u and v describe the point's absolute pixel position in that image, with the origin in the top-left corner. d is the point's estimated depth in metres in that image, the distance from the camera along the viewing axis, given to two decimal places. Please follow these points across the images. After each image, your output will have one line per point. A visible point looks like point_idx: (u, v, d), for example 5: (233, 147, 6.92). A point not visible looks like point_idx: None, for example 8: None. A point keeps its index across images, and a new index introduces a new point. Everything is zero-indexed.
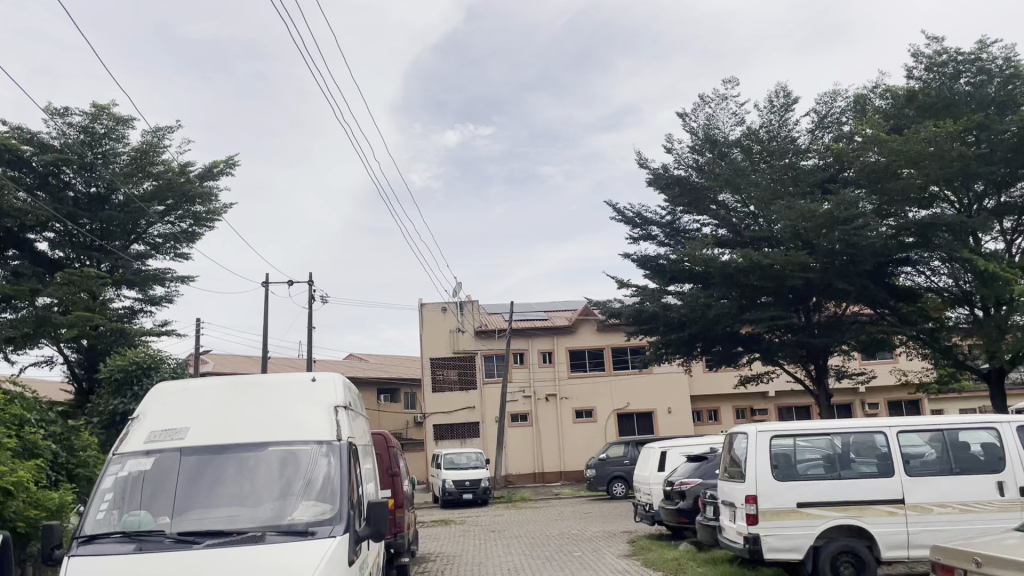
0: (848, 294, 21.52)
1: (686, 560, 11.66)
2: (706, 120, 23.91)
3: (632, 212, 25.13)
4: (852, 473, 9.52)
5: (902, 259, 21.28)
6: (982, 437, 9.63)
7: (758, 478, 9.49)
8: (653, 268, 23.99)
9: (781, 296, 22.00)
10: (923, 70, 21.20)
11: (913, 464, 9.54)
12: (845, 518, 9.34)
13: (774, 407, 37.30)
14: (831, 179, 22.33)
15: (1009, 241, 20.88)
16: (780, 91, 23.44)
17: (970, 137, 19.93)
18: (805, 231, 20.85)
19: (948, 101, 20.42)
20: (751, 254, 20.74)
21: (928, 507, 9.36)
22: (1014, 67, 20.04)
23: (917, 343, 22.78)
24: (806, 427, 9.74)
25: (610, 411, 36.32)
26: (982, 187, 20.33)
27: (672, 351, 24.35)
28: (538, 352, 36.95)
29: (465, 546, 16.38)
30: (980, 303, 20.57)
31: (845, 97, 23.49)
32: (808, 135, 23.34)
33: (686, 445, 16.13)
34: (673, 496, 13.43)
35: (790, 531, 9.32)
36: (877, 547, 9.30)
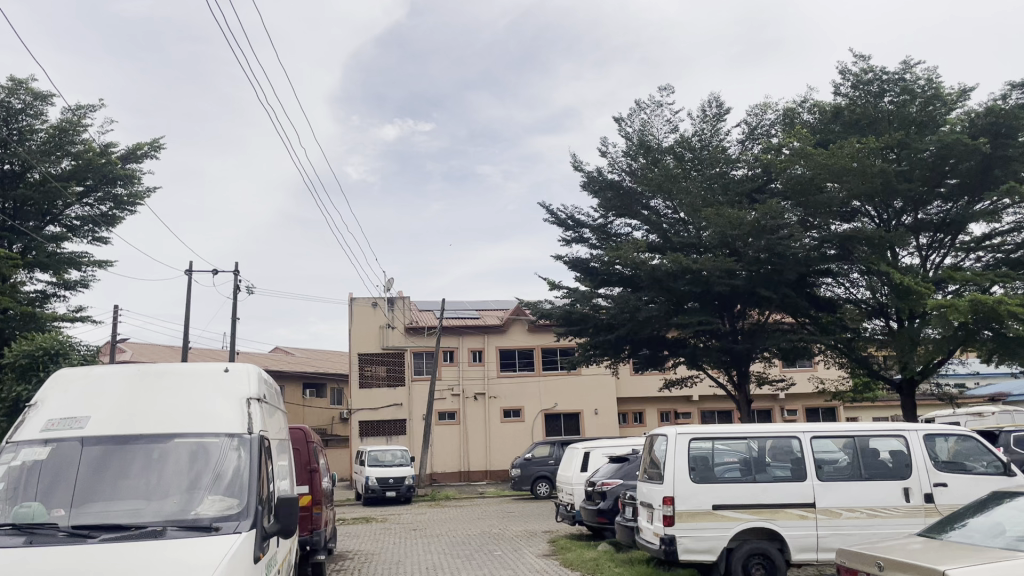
0: (771, 301, 22.04)
1: (603, 560, 11.74)
2: (641, 126, 24.19)
3: (565, 214, 25.22)
4: (767, 476, 9.72)
5: (823, 271, 21.91)
6: (891, 445, 9.95)
7: (676, 480, 9.60)
8: (584, 270, 24.09)
9: (707, 302, 22.36)
10: (850, 87, 22.02)
11: (825, 469, 9.80)
12: (758, 521, 9.51)
13: (697, 411, 37.99)
14: (759, 190, 22.92)
15: (924, 257, 21.67)
16: (713, 101, 23.92)
17: (891, 155, 20.69)
18: (733, 238, 21.30)
19: (872, 117, 21.15)
20: (681, 258, 21.02)
21: (837, 511, 9.61)
22: (935, 88, 20.90)
23: (835, 353, 23.47)
24: (724, 430, 9.91)
25: (538, 411, 36.50)
26: (901, 204, 21.12)
27: (600, 354, 24.50)
28: (468, 350, 36.85)
29: (383, 544, 16.21)
30: (895, 316, 21.34)
31: (775, 111, 24.14)
32: (738, 145, 23.90)
33: (609, 446, 16.28)
34: (594, 496, 13.52)
35: (706, 533, 9.44)
36: (789, 550, 9.50)
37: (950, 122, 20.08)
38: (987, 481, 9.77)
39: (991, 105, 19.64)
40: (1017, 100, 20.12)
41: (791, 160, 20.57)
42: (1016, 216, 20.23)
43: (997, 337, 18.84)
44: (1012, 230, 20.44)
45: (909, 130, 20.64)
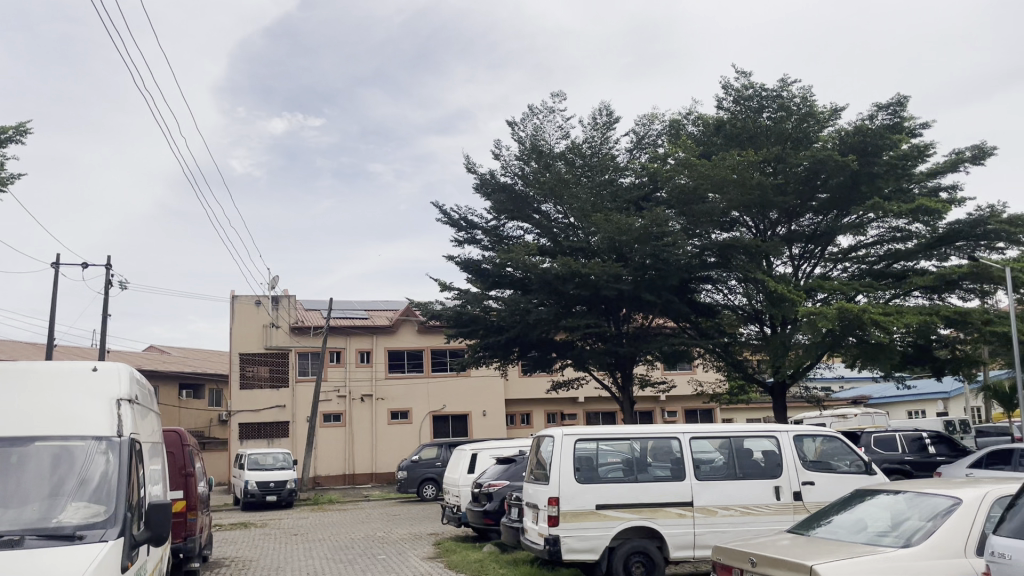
0: (655, 306, 22.66)
1: (488, 562, 11.79)
2: (533, 131, 24.46)
3: (457, 214, 25.17)
4: (648, 476, 9.98)
5: (703, 277, 22.73)
6: (763, 445, 10.40)
7: (561, 481, 9.73)
8: (475, 272, 24.13)
9: (594, 305, 22.80)
10: (731, 101, 23.01)
11: (703, 469, 10.15)
12: (639, 520, 9.76)
13: (583, 412, 38.69)
14: (646, 197, 23.50)
15: (796, 266, 22.84)
16: (604, 109, 24.46)
17: (768, 168, 21.71)
18: (620, 244, 21.79)
19: (752, 132, 22.18)
20: (571, 262, 21.32)
21: (713, 509, 9.97)
22: (809, 106, 22.11)
23: (713, 356, 24.43)
24: (608, 431, 10.11)
25: (426, 412, 36.29)
26: (776, 215, 22.21)
27: (489, 355, 24.59)
28: (356, 351, 36.19)
29: (261, 549, 15.71)
30: (768, 322, 22.58)
31: (662, 121, 24.96)
32: (626, 153, 24.54)
33: (496, 447, 16.36)
34: (480, 498, 13.54)
35: (589, 532, 9.61)
36: (667, 547, 9.80)
37: (823, 140, 21.29)
38: (850, 479, 10.37)
39: (858, 124, 20.95)
40: (883, 121, 21.51)
41: (676, 170, 21.31)
42: (878, 229, 21.65)
43: (860, 344, 20.03)
44: (875, 243, 21.86)
45: (785, 145, 21.74)
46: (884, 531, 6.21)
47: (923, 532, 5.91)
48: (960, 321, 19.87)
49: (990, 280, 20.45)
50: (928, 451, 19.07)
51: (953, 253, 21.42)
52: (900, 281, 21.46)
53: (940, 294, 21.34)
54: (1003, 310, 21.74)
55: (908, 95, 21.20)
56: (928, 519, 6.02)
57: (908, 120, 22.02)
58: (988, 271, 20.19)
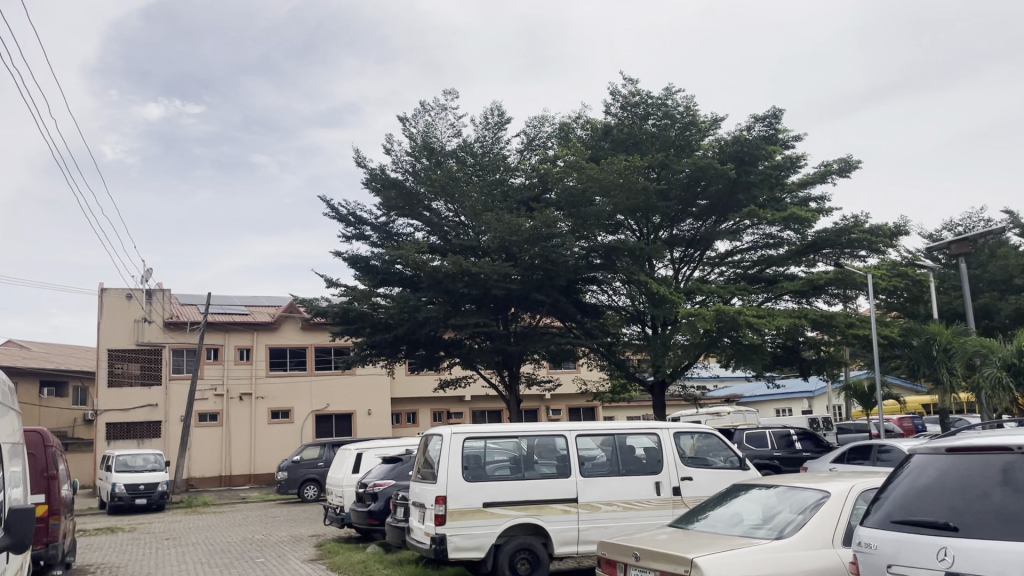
0: (542, 305, 22.95)
1: (372, 562, 11.63)
2: (425, 128, 24.30)
3: (346, 209, 24.69)
4: (534, 473, 10.10)
5: (590, 279, 23.20)
6: (644, 442, 10.71)
7: (448, 479, 9.70)
8: (363, 268, 23.77)
9: (483, 304, 22.85)
10: (619, 107, 23.63)
11: (586, 466, 10.35)
12: (525, 517, 9.85)
13: (469, 411, 38.78)
14: (536, 198, 23.68)
15: (678, 269, 23.64)
16: (496, 109, 24.60)
17: (652, 173, 22.38)
18: (510, 244, 21.91)
19: (638, 137, 22.84)
20: (461, 261, 21.28)
21: (597, 505, 10.18)
22: (691, 115, 22.98)
23: (597, 356, 25.01)
24: (495, 429, 10.16)
25: (308, 411, 35.45)
26: (659, 220, 22.94)
27: (376, 353, 24.28)
28: (235, 348, 34.90)
29: (130, 555, 14.94)
30: (650, 323, 23.33)
31: (552, 124, 25.36)
32: (517, 154, 24.74)
33: (382, 446, 16.16)
34: (365, 498, 13.34)
35: (475, 530, 9.63)
36: (552, 543, 9.94)
37: (704, 148, 22.16)
38: (725, 474, 10.80)
39: (737, 134, 21.94)
40: (759, 132, 22.55)
41: (565, 172, 21.73)
42: (753, 236, 22.70)
43: (735, 344, 20.95)
44: (751, 248, 22.90)
45: (669, 151, 22.52)
46: (757, 524, 6.50)
47: (795, 524, 6.22)
48: (825, 324, 21.12)
49: (852, 286, 21.85)
50: (795, 447, 20.14)
51: (821, 259, 22.74)
52: (772, 285, 22.62)
53: (808, 299, 22.56)
54: (863, 314, 23.21)
55: (783, 108, 22.36)
56: (799, 512, 6.36)
57: (782, 133, 23.22)
58: (851, 277, 21.54)
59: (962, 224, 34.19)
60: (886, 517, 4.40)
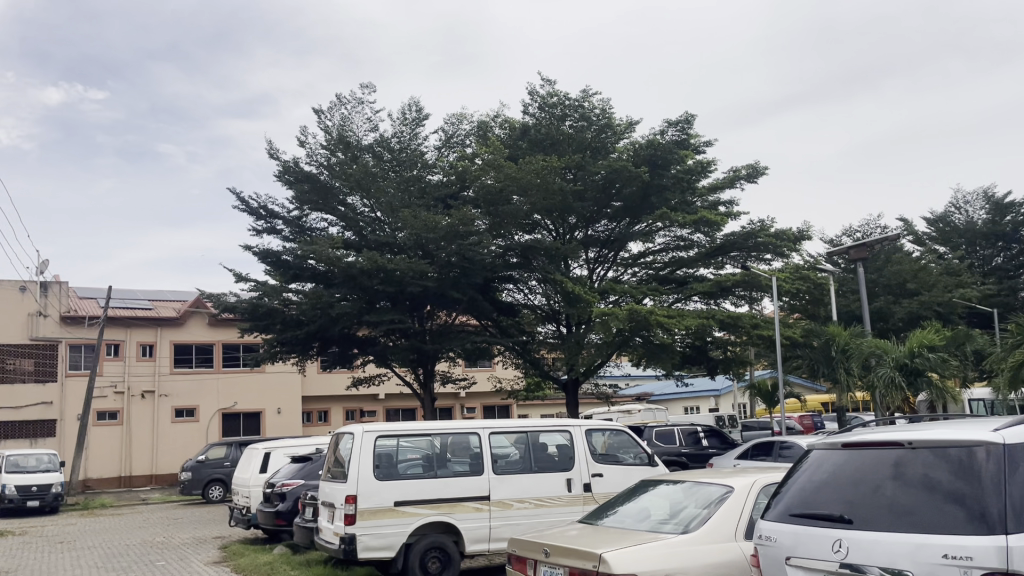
0: (458, 303, 22.89)
1: (279, 563, 11.37)
2: (340, 121, 23.90)
3: (256, 202, 24.06)
4: (447, 471, 10.05)
5: (506, 278, 23.28)
6: (556, 440, 10.81)
7: (359, 478, 9.56)
8: (273, 263, 23.17)
9: (398, 302, 22.63)
10: (537, 107, 23.80)
11: (499, 464, 10.37)
12: (436, 516, 9.79)
13: (382, 409, 38.45)
14: (453, 196, 23.56)
15: (592, 269, 23.97)
16: (413, 105, 24.42)
17: (569, 174, 22.63)
18: (426, 241, 21.74)
19: (555, 138, 23.07)
20: (376, 257, 21.00)
21: (508, 503, 10.21)
22: (607, 118, 23.35)
23: (512, 354, 25.13)
24: (408, 428, 10.06)
25: (215, 410, 34.41)
26: (575, 220, 23.22)
27: (287, 351, 23.74)
28: (137, 344, 33.55)
29: (18, 561, 14.17)
30: (565, 322, 23.58)
31: (470, 122, 25.36)
32: (434, 151, 24.58)
33: (291, 446, 15.81)
34: (272, 498, 13.03)
35: (385, 530, 9.52)
36: (463, 541, 9.92)
37: (619, 150, 22.53)
38: (635, 471, 10.97)
39: (651, 138, 22.40)
40: (672, 136, 23.08)
41: (483, 170, 21.78)
42: (665, 238, 23.22)
43: (646, 344, 21.39)
44: (662, 250, 23.42)
45: (585, 153, 22.82)
46: (665, 519, 6.63)
47: (700, 518, 6.39)
48: (731, 325, 21.80)
49: (758, 288, 22.59)
50: (701, 444, 20.70)
51: (729, 261, 23.44)
52: (682, 287, 23.20)
53: (716, 300, 23.20)
54: (768, 315, 24.04)
55: (695, 114, 22.95)
56: (704, 507, 6.53)
57: (694, 138, 23.82)
58: (757, 279, 22.30)
59: (860, 230, 35.84)
60: (786, 511, 4.54)
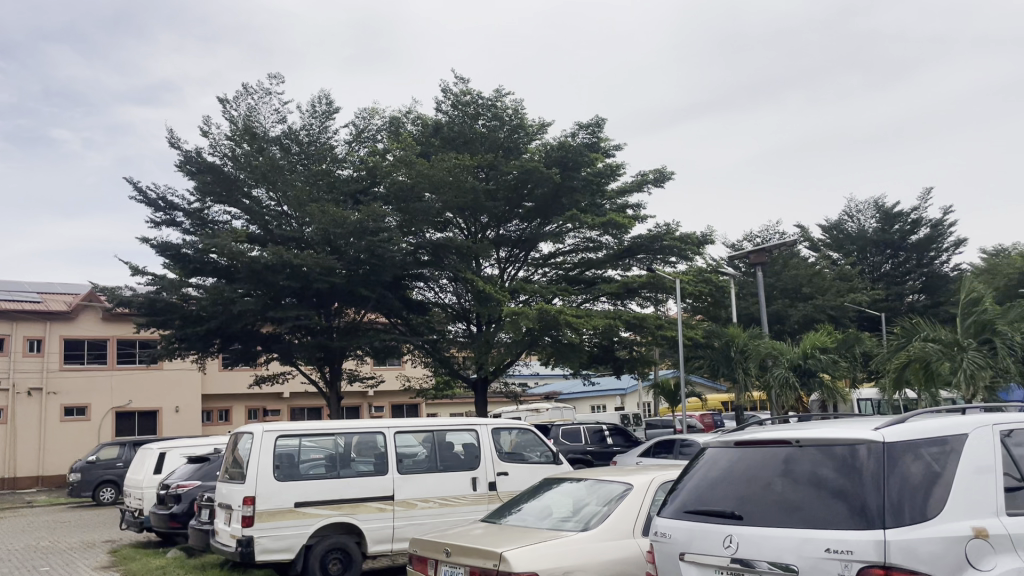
0: (366, 301, 22.58)
1: (173, 568, 10.94)
2: (247, 112, 23.22)
3: (155, 193, 23.15)
4: (350, 471, 9.89)
5: (416, 275, 23.10)
6: (463, 439, 10.79)
7: (258, 479, 9.30)
8: (173, 256, 22.28)
9: (304, 298, 22.14)
10: (450, 105, 23.72)
11: (404, 463, 10.27)
12: (338, 516, 9.62)
13: (287, 408, 37.69)
14: (364, 191, 23.19)
15: (503, 268, 24.03)
16: (324, 97, 23.96)
17: (481, 173, 22.67)
18: (334, 236, 21.33)
19: (467, 137, 23.06)
20: (282, 251, 20.50)
21: (413, 502, 10.12)
22: (519, 118, 23.49)
23: (422, 353, 24.95)
24: (311, 427, 9.85)
25: (108, 408, 32.91)
26: (486, 219, 23.23)
27: (186, 347, 22.89)
28: (24, 339, 31.73)
29: None
30: (475, 321, 23.58)
31: (382, 117, 25.07)
32: (344, 146, 24.15)
33: (188, 445, 15.26)
34: (166, 500, 12.53)
35: (284, 532, 9.29)
36: (366, 542, 9.77)
37: (531, 151, 22.67)
38: (540, 469, 11.05)
39: (562, 140, 22.64)
40: (583, 139, 23.41)
41: (394, 167, 21.58)
42: (575, 239, 23.49)
43: (554, 343, 21.59)
44: (572, 251, 23.71)
45: (497, 153, 22.90)
46: (567, 516, 6.70)
47: (600, 515, 6.48)
48: (637, 326, 22.26)
49: (663, 290, 23.14)
50: (606, 442, 21.05)
51: (636, 263, 23.94)
52: (591, 287, 23.51)
53: (623, 301, 23.64)
54: (672, 317, 24.64)
55: (606, 118, 23.32)
56: (605, 504, 6.62)
57: (605, 141, 24.21)
58: (662, 282, 22.87)
59: (760, 235, 37.20)
60: (681, 507, 4.65)
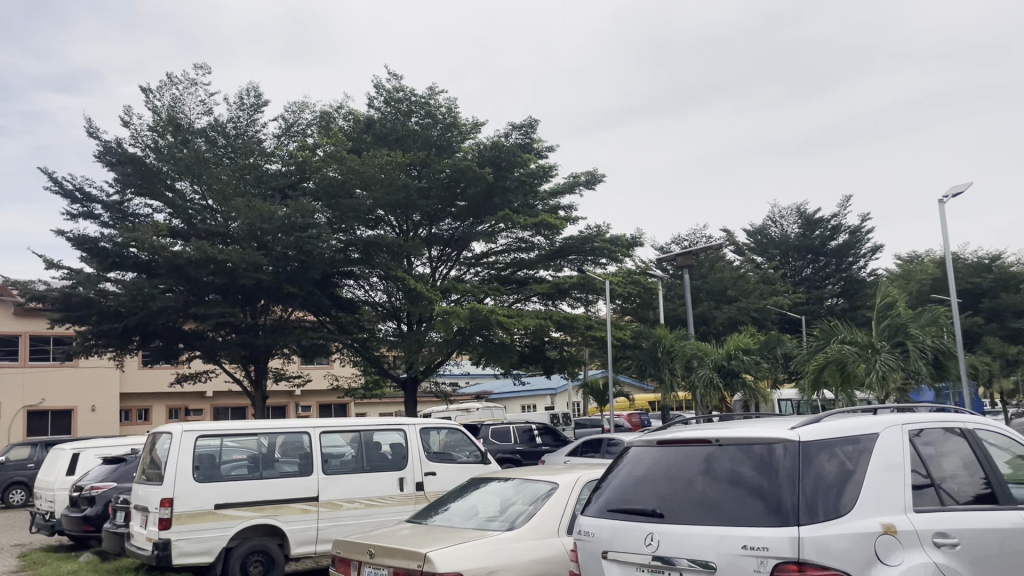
0: (294, 298, 22.18)
1: (85, 572, 10.53)
2: (171, 102, 22.52)
3: (72, 184, 22.26)
4: (274, 472, 9.68)
5: (346, 273, 22.80)
6: (391, 438, 10.68)
7: (176, 480, 9.02)
8: (90, 250, 21.45)
9: (229, 295, 21.61)
10: (382, 101, 23.48)
11: (330, 463, 10.10)
12: (260, 518, 9.41)
13: (210, 407, 36.77)
14: (293, 186, 22.77)
15: (434, 267, 23.89)
16: (252, 90, 23.43)
17: (413, 171, 22.53)
18: (260, 231, 20.86)
19: (399, 134, 22.86)
20: (205, 246, 19.94)
21: (338, 503, 9.97)
22: (452, 117, 23.40)
23: (351, 351, 24.63)
24: (233, 426, 9.60)
25: (19, 408, 31.49)
26: (418, 218, 23.05)
27: (103, 344, 22.07)
28: None
29: None
30: (406, 319, 23.41)
31: (312, 112, 24.66)
32: (273, 140, 23.65)
33: (104, 445, 14.72)
34: (79, 503, 12.05)
35: (204, 534, 9.04)
36: (289, 544, 9.57)
37: (463, 150, 22.62)
38: (469, 469, 11.02)
39: (495, 141, 22.68)
40: (516, 140, 23.48)
41: (324, 162, 21.25)
42: (507, 239, 23.49)
43: (485, 343, 21.57)
44: (504, 251, 23.75)
45: (430, 151, 22.81)
46: (493, 516, 6.69)
47: (526, 515, 6.50)
48: (568, 326, 22.42)
49: (593, 291, 23.39)
50: (535, 441, 21.14)
51: (567, 264, 24.13)
52: (523, 287, 23.57)
53: (554, 301, 23.76)
54: (602, 317, 24.91)
55: (539, 119, 23.43)
56: (531, 503, 6.64)
57: (537, 142, 24.31)
58: (592, 283, 23.13)
59: (688, 239, 37.95)
60: (604, 506, 4.69)
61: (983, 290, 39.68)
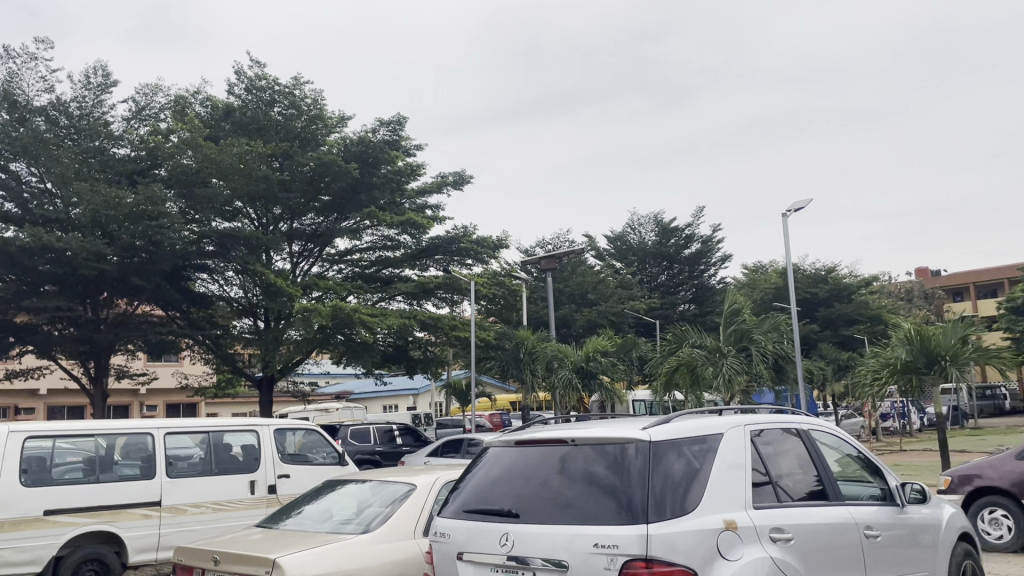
0: (141, 291, 20.94)
1: None
2: (6, 76, 20.73)
3: None
4: (112, 475, 9.07)
5: (199, 266, 21.78)
6: (242, 440, 10.25)
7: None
8: None
9: (67, 286, 20.14)
10: (243, 88, 22.58)
11: (175, 466, 9.58)
12: (96, 524, 8.79)
13: (43, 406, 34.14)
14: (142, 173, 21.52)
15: (295, 263, 23.18)
16: (99, 68, 21.95)
17: (275, 163, 21.84)
18: (104, 218, 19.50)
19: (260, 123, 22.02)
20: (41, 233, 18.43)
21: (182, 508, 9.47)
22: (317, 109, 22.81)
23: (202, 348, 23.51)
24: (67, 427, 8.93)
25: None
26: (279, 211, 22.27)
27: None
28: None
29: None
30: (262, 316, 22.75)
31: (166, 95, 23.38)
32: (122, 122, 22.22)
33: None
34: None
35: (30, 542, 8.34)
36: (126, 552, 8.97)
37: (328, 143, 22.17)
38: (324, 470, 10.74)
39: (361, 136, 22.34)
40: (383, 136, 23.20)
41: (178, 149, 20.13)
42: (372, 236, 23.14)
43: (347, 342, 21.14)
44: (369, 248, 23.33)
45: (293, 142, 22.15)
46: (347, 519, 6.53)
47: (381, 517, 6.39)
48: (431, 325, 22.34)
49: (457, 291, 23.50)
50: (395, 442, 20.89)
51: (432, 264, 24.03)
52: (387, 286, 23.27)
53: (419, 301, 23.60)
54: (466, 318, 24.97)
55: (406, 117, 23.28)
56: (388, 505, 6.55)
57: (405, 140, 24.10)
58: (456, 282, 23.19)
59: (551, 243, 38.74)
60: (460, 508, 4.66)
61: (819, 300, 42.70)
